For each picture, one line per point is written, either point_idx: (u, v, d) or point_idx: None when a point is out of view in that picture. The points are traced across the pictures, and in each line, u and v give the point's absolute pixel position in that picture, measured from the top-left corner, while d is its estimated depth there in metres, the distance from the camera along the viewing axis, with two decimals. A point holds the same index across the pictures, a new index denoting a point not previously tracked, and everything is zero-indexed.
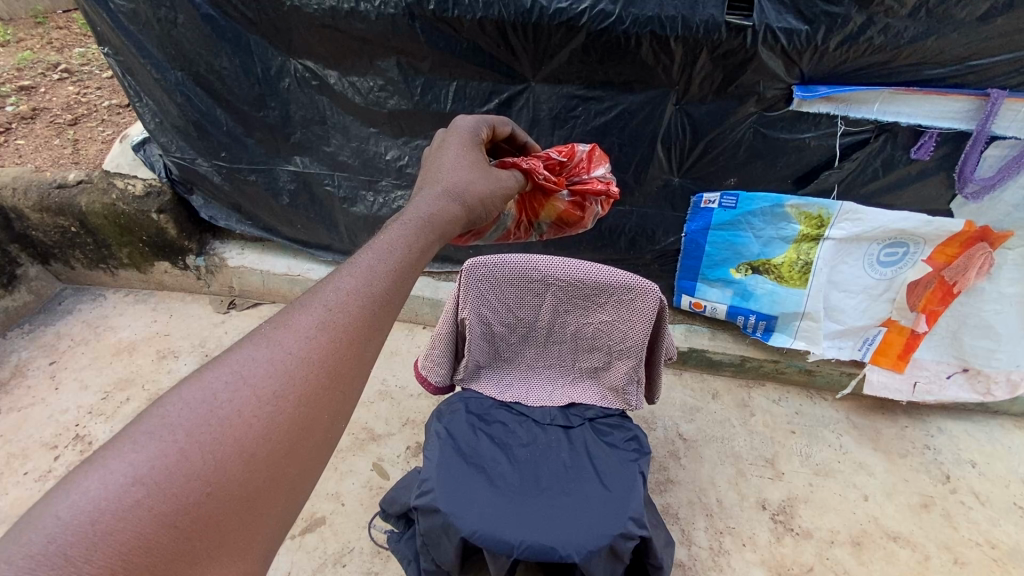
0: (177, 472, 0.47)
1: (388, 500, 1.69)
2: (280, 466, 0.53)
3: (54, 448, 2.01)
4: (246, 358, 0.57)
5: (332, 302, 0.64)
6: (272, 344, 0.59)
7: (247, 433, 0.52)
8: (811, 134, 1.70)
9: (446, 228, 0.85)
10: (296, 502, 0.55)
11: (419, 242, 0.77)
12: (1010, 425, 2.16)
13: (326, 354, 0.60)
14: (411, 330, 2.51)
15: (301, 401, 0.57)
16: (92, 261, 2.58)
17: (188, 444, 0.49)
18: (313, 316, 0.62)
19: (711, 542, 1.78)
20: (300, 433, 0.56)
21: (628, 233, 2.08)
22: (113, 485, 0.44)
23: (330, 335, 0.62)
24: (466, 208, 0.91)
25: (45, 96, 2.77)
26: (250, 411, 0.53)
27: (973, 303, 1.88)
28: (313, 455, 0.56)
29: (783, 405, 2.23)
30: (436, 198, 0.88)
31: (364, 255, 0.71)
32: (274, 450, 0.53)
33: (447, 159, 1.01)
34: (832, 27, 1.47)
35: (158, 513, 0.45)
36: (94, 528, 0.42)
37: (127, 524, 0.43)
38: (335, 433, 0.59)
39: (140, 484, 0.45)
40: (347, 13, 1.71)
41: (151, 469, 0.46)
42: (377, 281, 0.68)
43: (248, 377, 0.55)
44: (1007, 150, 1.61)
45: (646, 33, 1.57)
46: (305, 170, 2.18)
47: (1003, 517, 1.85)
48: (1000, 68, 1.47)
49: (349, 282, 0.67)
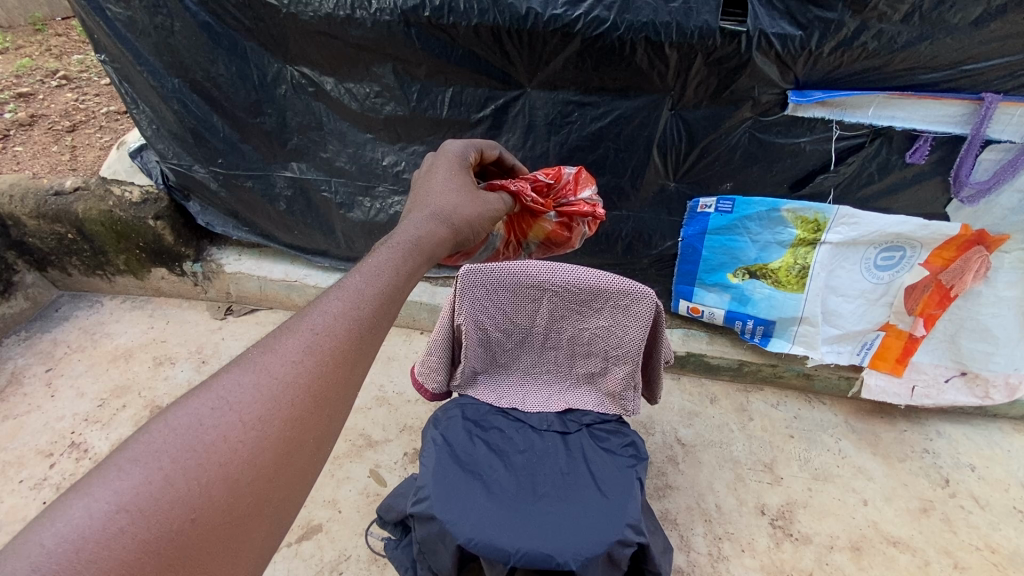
0: (162, 499, 0.47)
1: (386, 506, 1.67)
2: (265, 491, 0.53)
3: (49, 455, 2.00)
4: (232, 383, 0.56)
5: (319, 326, 0.64)
6: (259, 368, 0.58)
7: (232, 459, 0.52)
8: (807, 138, 1.70)
9: (434, 250, 0.85)
10: (280, 525, 0.55)
11: (407, 264, 0.77)
12: (1009, 428, 2.16)
13: (313, 378, 0.60)
14: (408, 335, 2.50)
15: (287, 425, 0.56)
16: (89, 268, 2.58)
17: (173, 469, 0.49)
18: (300, 340, 0.62)
19: (709, 548, 1.77)
20: (285, 457, 0.56)
21: (624, 238, 2.08)
22: (97, 513, 0.44)
23: (317, 358, 0.61)
24: (454, 230, 0.91)
25: (43, 103, 2.78)
26: (237, 436, 0.53)
27: (970, 307, 1.88)
28: (298, 478, 0.56)
29: (782, 409, 2.22)
30: (425, 220, 0.88)
31: (351, 277, 0.71)
32: (260, 475, 0.53)
33: (435, 181, 1.02)
34: (826, 32, 1.48)
35: (143, 541, 0.44)
36: (77, 556, 0.42)
37: (111, 552, 0.43)
38: (321, 456, 0.59)
39: (124, 511, 0.45)
40: (343, 20, 1.72)
41: (136, 495, 0.46)
42: (365, 304, 0.68)
43: (234, 402, 0.55)
44: (1001, 153, 1.61)
45: (641, 39, 1.57)
46: (301, 176, 2.19)
47: (1002, 522, 1.84)
48: (994, 72, 1.47)
49: (336, 305, 0.67)
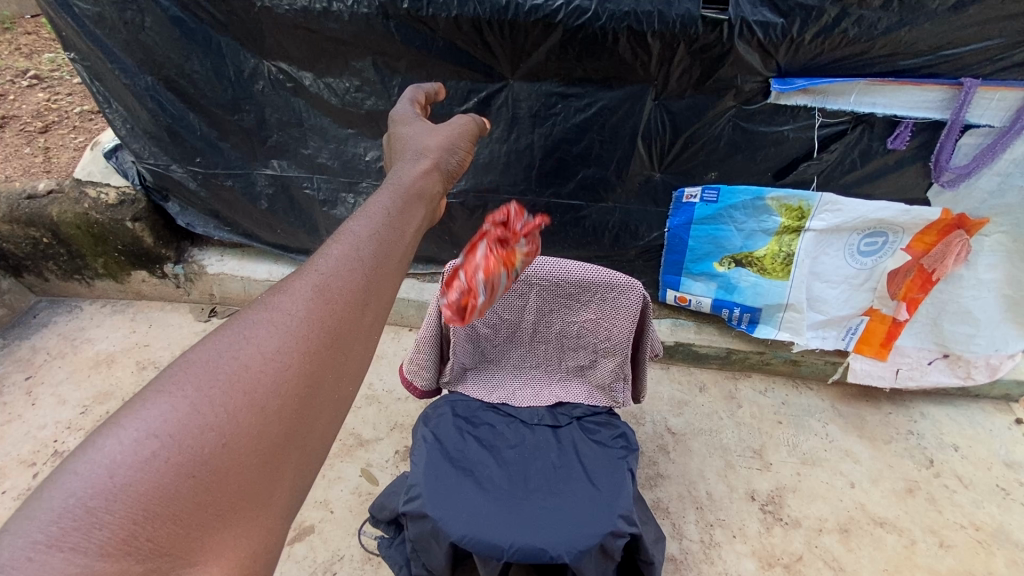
0: (190, 425, 0.47)
1: (379, 505, 1.67)
2: (294, 421, 0.52)
3: (32, 465, 1.95)
4: (251, 320, 0.56)
5: (329, 262, 0.62)
6: (276, 305, 0.58)
7: (257, 387, 0.51)
8: (790, 126, 1.70)
9: (427, 188, 0.83)
10: (315, 454, 0.54)
11: (410, 200, 0.75)
12: (990, 408, 2.20)
13: (329, 311, 0.58)
14: (397, 333, 2.49)
15: (309, 355, 0.55)
16: (66, 273, 2.52)
17: (199, 397, 0.49)
18: (311, 278, 0.61)
19: (701, 535, 1.78)
20: (310, 388, 0.54)
21: (611, 229, 2.07)
22: (127, 440, 0.44)
23: (333, 291, 0.60)
24: (434, 160, 0.90)
25: (13, 104, 2.69)
26: (258, 366, 0.52)
27: (951, 290, 1.91)
28: (328, 408, 0.55)
29: (770, 395, 2.24)
30: (410, 163, 0.87)
31: (358, 218, 0.69)
32: (286, 403, 0.52)
33: (403, 130, 1.00)
34: (807, 19, 1.48)
35: (174, 465, 0.45)
36: (112, 481, 0.43)
37: (144, 476, 0.44)
38: (350, 386, 0.57)
39: (154, 437, 0.45)
40: (320, 13, 1.69)
41: (164, 422, 0.46)
42: (375, 239, 0.66)
43: (253, 336, 0.54)
44: (981, 138, 1.62)
45: (623, 28, 1.56)
46: (282, 174, 2.15)
47: (985, 499, 1.88)
48: (972, 58, 1.49)
49: (343, 243, 0.65)
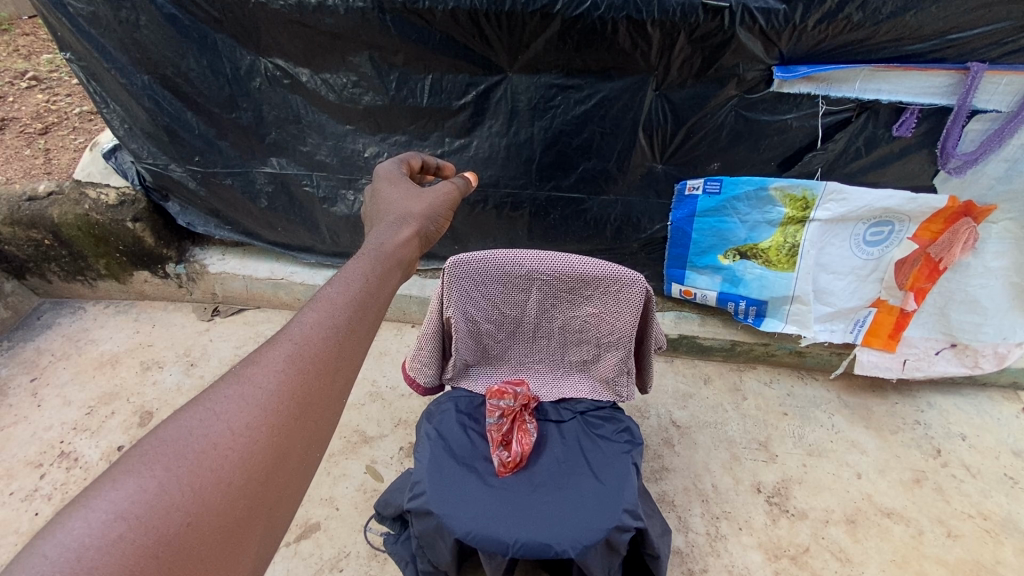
0: (158, 505, 0.49)
1: (384, 501, 1.68)
2: (257, 495, 0.55)
3: (39, 466, 1.96)
4: (221, 396, 0.58)
5: (296, 336, 0.66)
6: (246, 380, 0.60)
7: (223, 463, 0.54)
8: (793, 115, 1.68)
9: (403, 255, 0.88)
10: (274, 529, 0.56)
11: (377, 272, 0.80)
12: (998, 397, 2.18)
13: (296, 385, 0.62)
14: (399, 330, 2.48)
15: (275, 430, 0.58)
16: (69, 274, 2.53)
17: (167, 477, 0.51)
18: (280, 351, 0.64)
19: (707, 528, 1.78)
20: (274, 462, 0.57)
21: (614, 222, 2.04)
22: (96, 522, 0.46)
23: (298, 366, 0.63)
24: (415, 226, 0.96)
25: (12, 106, 2.69)
26: (225, 443, 0.55)
27: (959, 279, 1.89)
28: (288, 483, 0.58)
29: (775, 387, 2.23)
30: (389, 228, 0.93)
31: (325, 289, 0.73)
32: (252, 478, 0.55)
33: (387, 192, 1.06)
34: (810, 5, 1.46)
35: (140, 546, 0.46)
36: (80, 563, 0.44)
37: (111, 557, 0.45)
38: (311, 460, 0.61)
39: (122, 519, 0.47)
40: (316, 8, 1.67)
41: (133, 503, 0.48)
42: (340, 312, 0.70)
43: (222, 412, 0.57)
44: (988, 123, 1.60)
45: (622, 18, 1.55)
46: (282, 172, 2.13)
47: (994, 489, 1.87)
48: (978, 42, 1.46)
49: (312, 316, 0.68)
